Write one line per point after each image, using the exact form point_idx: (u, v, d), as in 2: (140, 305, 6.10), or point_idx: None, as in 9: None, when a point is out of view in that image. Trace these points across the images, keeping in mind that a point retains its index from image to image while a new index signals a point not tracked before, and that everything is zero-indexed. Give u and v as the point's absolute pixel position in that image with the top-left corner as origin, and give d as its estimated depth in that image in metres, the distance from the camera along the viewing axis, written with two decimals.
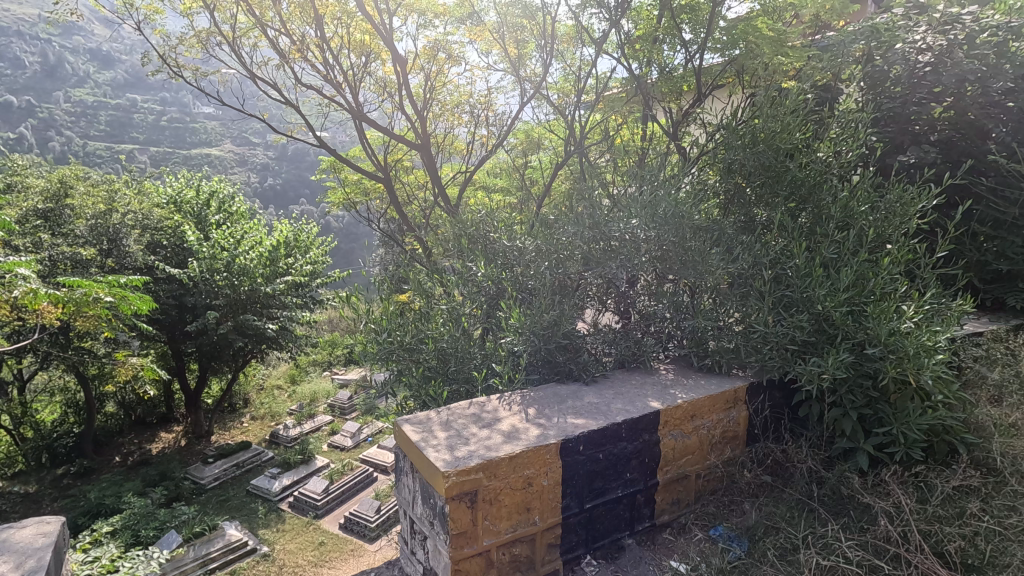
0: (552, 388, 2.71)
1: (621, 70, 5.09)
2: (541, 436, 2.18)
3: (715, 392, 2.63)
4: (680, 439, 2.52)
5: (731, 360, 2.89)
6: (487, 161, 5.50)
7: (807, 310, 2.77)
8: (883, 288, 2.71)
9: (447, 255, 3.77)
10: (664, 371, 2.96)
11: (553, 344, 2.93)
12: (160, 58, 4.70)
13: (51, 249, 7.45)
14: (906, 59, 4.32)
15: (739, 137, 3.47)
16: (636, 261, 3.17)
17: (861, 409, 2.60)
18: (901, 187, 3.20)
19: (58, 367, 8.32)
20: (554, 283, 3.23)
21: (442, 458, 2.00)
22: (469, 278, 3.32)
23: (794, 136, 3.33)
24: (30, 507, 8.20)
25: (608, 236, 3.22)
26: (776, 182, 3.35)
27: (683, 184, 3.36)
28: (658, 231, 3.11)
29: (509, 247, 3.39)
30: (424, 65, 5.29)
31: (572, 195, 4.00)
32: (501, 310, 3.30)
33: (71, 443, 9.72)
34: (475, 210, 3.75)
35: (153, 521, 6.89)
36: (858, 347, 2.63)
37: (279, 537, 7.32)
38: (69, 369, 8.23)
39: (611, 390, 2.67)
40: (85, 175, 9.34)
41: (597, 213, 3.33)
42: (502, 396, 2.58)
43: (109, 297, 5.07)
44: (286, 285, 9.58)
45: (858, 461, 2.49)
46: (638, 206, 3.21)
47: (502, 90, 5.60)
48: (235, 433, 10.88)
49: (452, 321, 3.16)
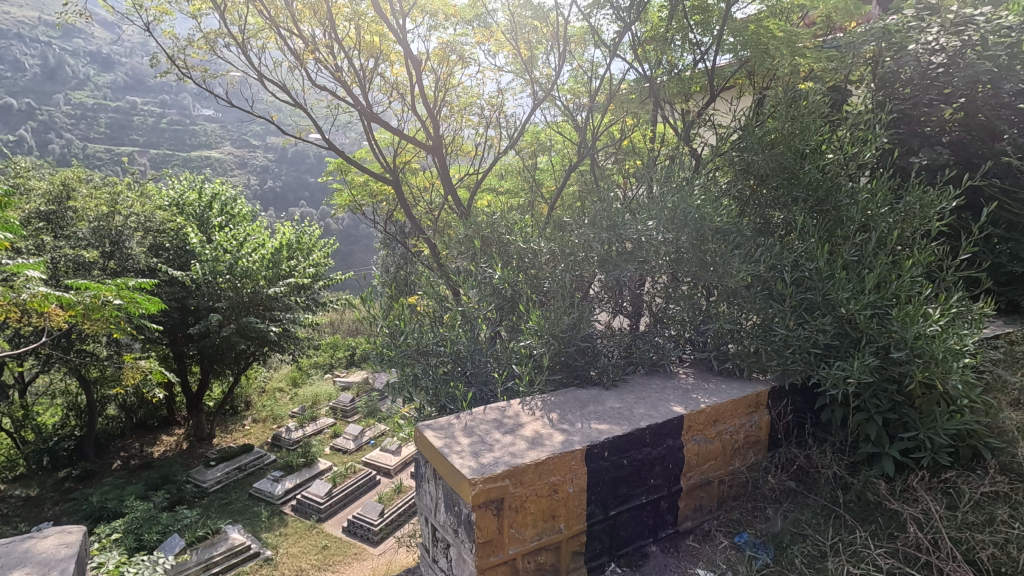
0: (571, 392, 2.67)
1: (631, 73, 5.06)
2: (565, 443, 2.14)
3: (737, 397, 2.60)
4: (703, 444, 2.49)
5: (752, 364, 2.85)
6: (495, 163, 5.46)
7: (829, 313, 2.73)
8: (908, 291, 2.67)
9: (457, 257, 3.73)
10: (683, 376, 2.92)
11: (573, 348, 2.86)
12: (168, 61, 4.69)
13: (53, 252, 7.42)
14: (917, 61, 4.28)
15: (756, 138, 3.43)
16: (653, 263, 3.12)
17: (885, 413, 2.55)
18: (920, 189, 3.17)
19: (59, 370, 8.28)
20: (569, 285, 3.19)
21: (466, 465, 1.96)
22: (483, 280, 3.25)
23: (810, 137, 3.30)
24: (31, 511, 8.17)
25: (624, 238, 3.15)
26: (793, 183, 3.32)
27: (700, 185, 3.32)
28: (676, 234, 3.06)
29: (524, 249, 3.35)
30: (434, 67, 5.24)
31: (584, 197, 3.96)
32: (516, 313, 3.26)
33: (72, 447, 9.67)
34: (489, 212, 3.69)
35: (156, 525, 6.86)
36: (882, 351, 2.59)
37: (282, 540, 7.28)
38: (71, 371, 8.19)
39: (633, 395, 2.63)
40: (87, 178, 9.33)
41: (612, 214, 3.28)
42: (522, 401, 2.54)
43: (118, 301, 4.97)
44: (287, 287, 9.51)
45: (884, 466, 2.45)
46: (654, 207, 3.17)
47: (512, 91, 5.56)
48: (237, 436, 10.82)
49: (467, 326, 3.10)
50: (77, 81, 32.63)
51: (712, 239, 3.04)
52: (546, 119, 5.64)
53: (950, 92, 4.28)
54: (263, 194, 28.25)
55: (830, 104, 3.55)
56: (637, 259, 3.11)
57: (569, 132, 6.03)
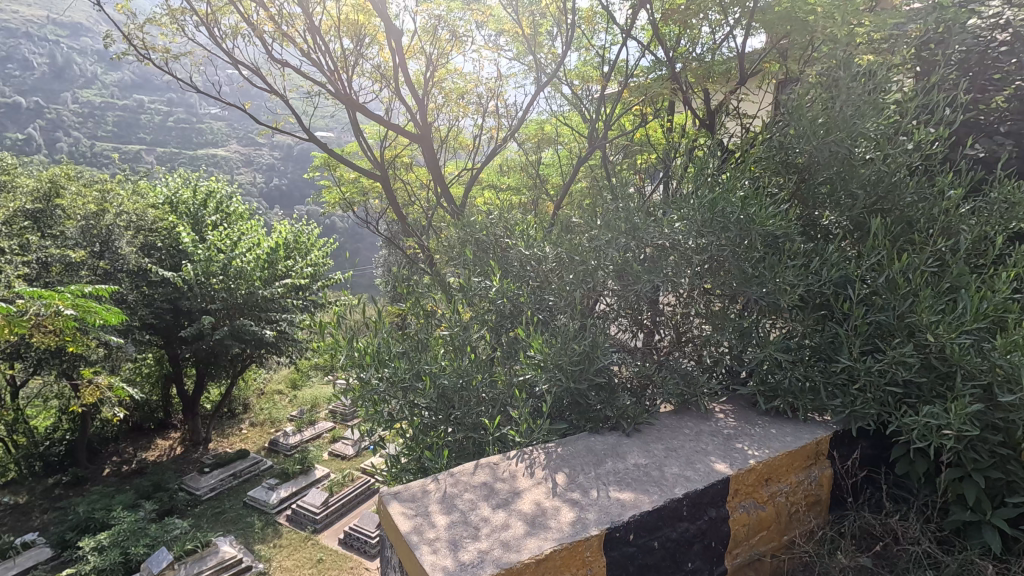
0: (584, 440, 2.10)
1: (648, 56, 4.43)
2: (576, 524, 1.59)
3: (793, 449, 2.05)
4: (753, 511, 1.94)
5: (808, 403, 2.27)
6: (496, 155, 4.89)
7: (907, 340, 2.15)
8: (1012, 313, 2.07)
9: (450, 263, 3.18)
10: (721, 416, 2.34)
11: (585, 384, 2.25)
12: (124, 40, 4.07)
13: (38, 251, 6.99)
14: (977, 37, 3.55)
15: (807, 123, 2.82)
16: (685, 276, 2.50)
17: (986, 471, 1.96)
18: (1011, 183, 2.57)
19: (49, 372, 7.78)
20: (581, 301, 2.62)
21: (440, 566, 1.42)
22: (477, 294, 2.70)
23: (872, 121, 2.71)
24: (17, 520, 7.74)
25: (647, 244, 2.56)
26: (850, 177, 2.73)
27: (739, 177, 2.71)
28: (712, 240, 2.42)
29: (525, 256, 2.80)
30: (425, 50, 4.70)
31: (599, 192, 3.39)
32: (516, 336, 2.66)
33: (64, 452, 9.25)
34: (485, 211, 3.14)
35: (143, 538, 6.48)
36: (981, 391, 2.00)
37: (276, 553, 6.78)
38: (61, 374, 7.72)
39: (661, 445, 2.07)
40: (75, 174, 8.88)
41: (630, 213, 2.69)
42: (520, 455, 1.98)
43: (68, 311, 4.41)
44: (284, 287, 8.98)
45: (990, 544, 1.86)
46: (681, 205, 2.58)
47: (514, 77, 4.99)
48: (234, 440, 10.36)
49: (456, 352, 2.50)
50: (84, 80, 32.39)
51: (760, 246, 2.40)
52: (551, 109, 5.09)
53: (1001, 73, 3.45)
54: (270, 192, 27.89)
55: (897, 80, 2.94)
56: (662, 271, 2.52)
57: (575, 123, 5.47)
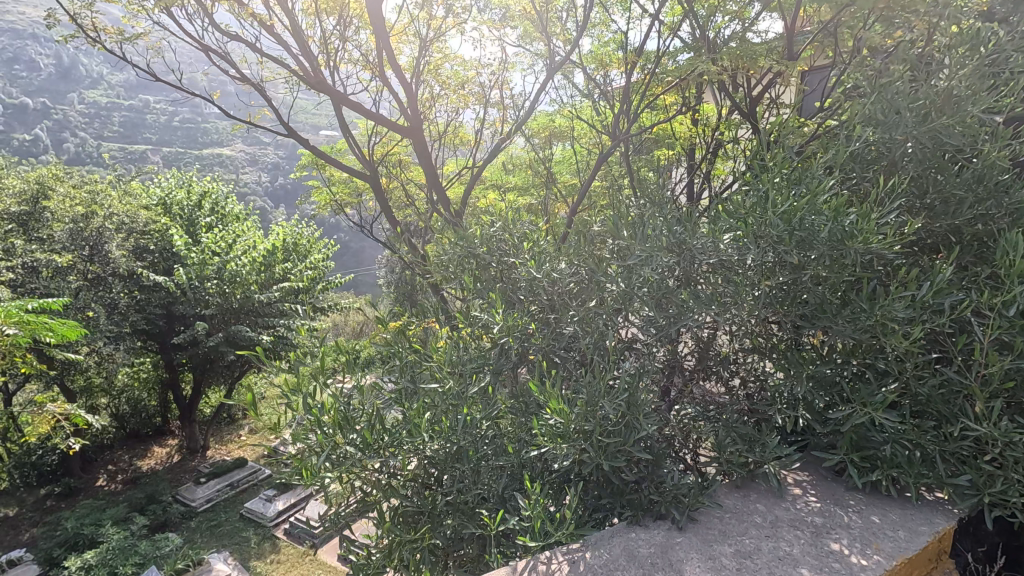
0: (620, 539, 1.59)
1: (676, 39, 3.83)
2: None
3: (913, 555, 1.53)
4: None
5: (920, 479, 1.73)
6: (500, 151, 4.30)
7: None
8: None
9: (446, 282, 2.60)
10: (800, 495, 1.80)
11: (623, 459, 1.67)
12: (71, 20, 3.50)
13: (23, 256, 6.49)
14: None
15: (895, 106, 2.20)
16: (750, 307, 1.89)
17: None
18: None
19: (40, 380, 7.24)
20: (609, 335, 2.05)
21: None
22: (479, 324, 2.15)
23: (975, 104, 2.11)
24: (5, 535, 7.29)
25: (701, 264, 1.98)
26: (945, 172, 2.14)
27: (815, 173, 2.07)
28: (789, 259, 1.81)
29: (537, 277, 2.20)
30: (419, 31, 4.13)
31: (629, 192, 2.79)
32: (527, 379, 2.10)
33: (56, 462, 8.40)
34: (488, 219, 2.52)
35: (133, 555, 5.97)
36: None
37: (272, 570, 6.27)
38: (52, 381, 7.17)
39: (729, 548, 1.53)
40: (66, 176, 8.38)
41: (679, 223, 2.09)
42: (540, 567, 1.47)
43: (9, 331, 3.87)
44: (281, 292, 8.36)
45: None
46: (743, 212, 1.96)
47: (521, 65, 4.41)
48: (231, 447, 9.84)
49: (452, 405, 1.92)
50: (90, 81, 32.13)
51: (855, 266, 1.79)
52: (562, 101, 4.50)
53: None
54: (274, 192, 27.49)
55: (1013, 43, 2.26)
56: (717, 300, 1.94)
57: (590, 116, 4.89)
